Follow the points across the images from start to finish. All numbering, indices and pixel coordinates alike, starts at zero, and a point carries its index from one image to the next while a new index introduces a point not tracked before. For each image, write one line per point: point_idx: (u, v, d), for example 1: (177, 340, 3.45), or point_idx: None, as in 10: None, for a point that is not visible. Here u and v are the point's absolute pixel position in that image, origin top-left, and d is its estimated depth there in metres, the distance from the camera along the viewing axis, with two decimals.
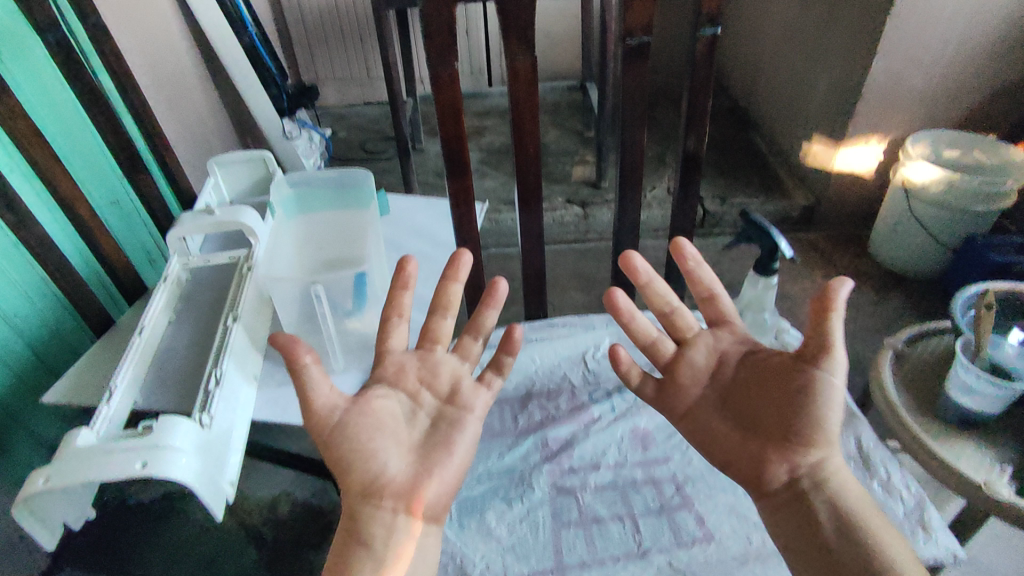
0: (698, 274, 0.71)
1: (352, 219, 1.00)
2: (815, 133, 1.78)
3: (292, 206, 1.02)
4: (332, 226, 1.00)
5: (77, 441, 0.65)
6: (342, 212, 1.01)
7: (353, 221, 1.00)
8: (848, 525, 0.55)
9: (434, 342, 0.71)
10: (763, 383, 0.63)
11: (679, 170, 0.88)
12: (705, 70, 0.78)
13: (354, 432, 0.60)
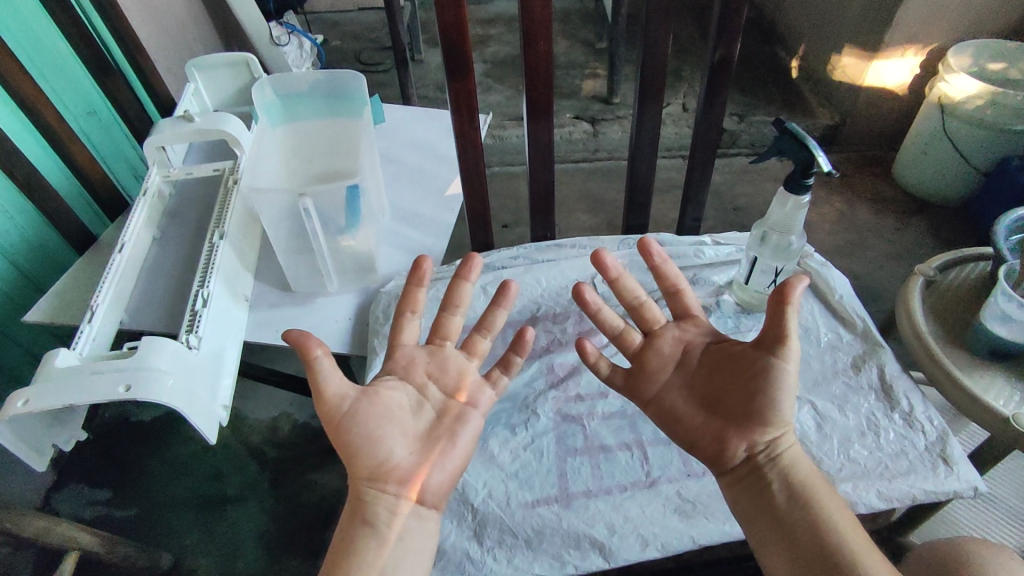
0: (666, 269, 0.64)
1: (345, 131, 0.93)
2: (847, 44, 1.64)
3: (278, 113, 0.94)
4: (325, 137, 0.93)
5: (57, 360, 0.62)
6: (334, 123, 0.94)
7: (346, 133, 0.92)
8: (800, 498, 0.51)
9: (443, 338, 0.62)
10: (726, 365, 0.57)
11: (706, 75, 0.79)
12: None
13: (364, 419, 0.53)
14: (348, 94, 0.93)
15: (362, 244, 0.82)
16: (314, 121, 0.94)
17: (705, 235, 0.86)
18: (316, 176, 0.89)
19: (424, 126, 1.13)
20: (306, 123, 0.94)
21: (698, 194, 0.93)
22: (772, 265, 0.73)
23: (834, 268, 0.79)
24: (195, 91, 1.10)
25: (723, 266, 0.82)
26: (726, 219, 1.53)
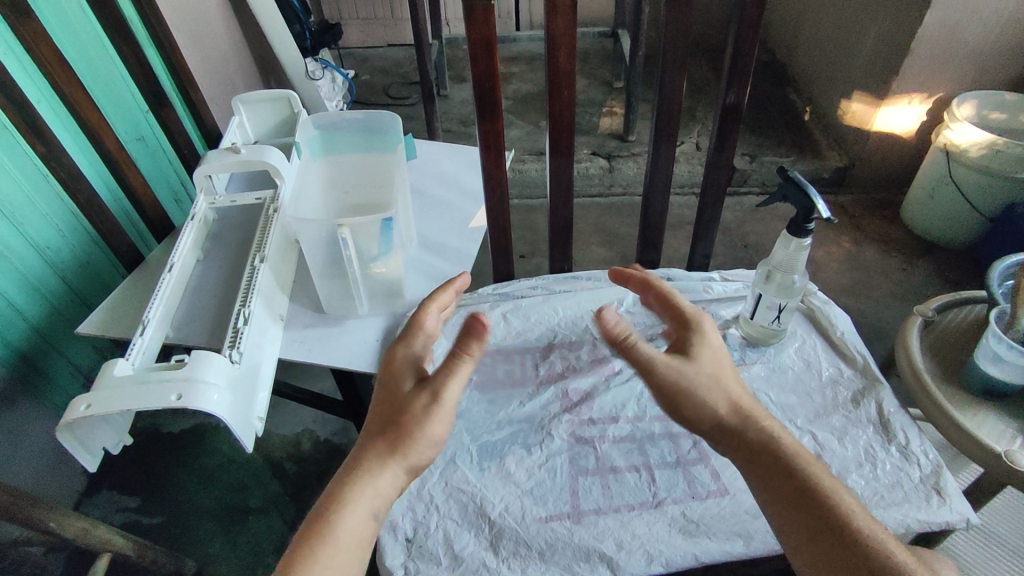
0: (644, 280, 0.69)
1: (378, 167, 0.99)
2: (856, 91, 1.70)
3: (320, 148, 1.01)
4: (360, 172, 1.00)
5: (114, 370, 0.67)
6: (370, 159, 1.00)
7: (380, 169, 0.99)
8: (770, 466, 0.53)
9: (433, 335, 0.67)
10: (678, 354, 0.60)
11: (717, 122, 0.84)
12: (755, 13, 0.73)
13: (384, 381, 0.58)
14: (382, 132, 1.00)
15: (390, 268, 0.87)
16: (352, 156, 1.01)
17: (715, 271, 0.91)
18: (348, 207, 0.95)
19: (451, 161, 1.21)
20: (344, 157, 1.01)
21: (709, 232, 0.98)
22: (776, 302, 0.76)
23: (837, 306, 0.83)
24: (238, 123, 1.19)
25: (731, 301, 0.86)
26: (736, 255, 1.58)
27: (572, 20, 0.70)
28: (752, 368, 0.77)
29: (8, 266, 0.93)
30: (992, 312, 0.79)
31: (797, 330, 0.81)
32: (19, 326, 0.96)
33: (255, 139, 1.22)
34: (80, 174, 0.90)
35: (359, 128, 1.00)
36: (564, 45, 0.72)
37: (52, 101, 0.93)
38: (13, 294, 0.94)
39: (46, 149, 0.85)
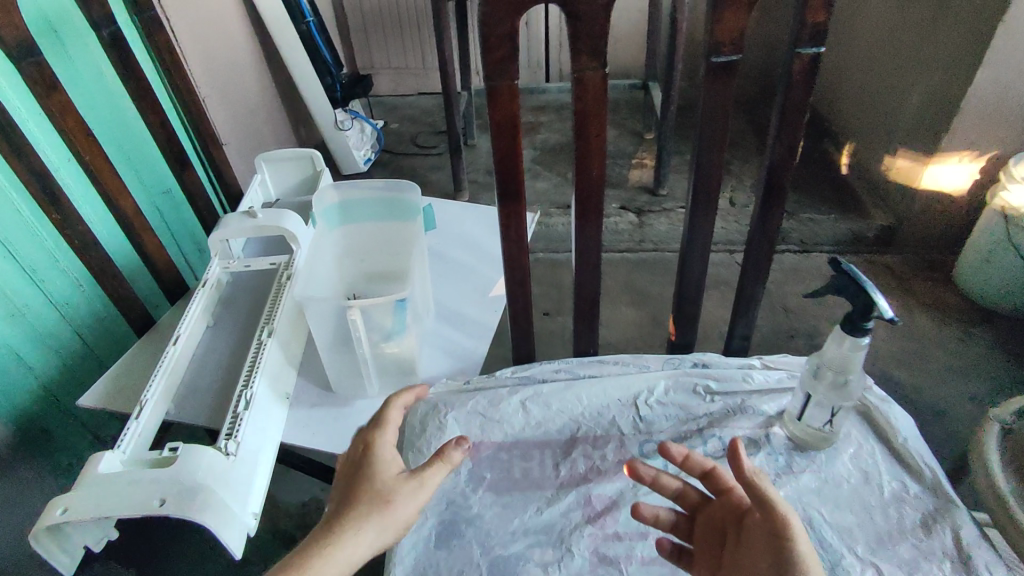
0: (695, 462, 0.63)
1: (395, 240, 0.98)
2: (901, 148, 1.63)
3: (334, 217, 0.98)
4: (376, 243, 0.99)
5: (100, 464, 0.63)
6: (386, 230, 0.99)
7: (396, 243, 0.98)
8: None
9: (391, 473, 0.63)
10: (751, 538, 0.55)
11: (761, 190, 0.71)
12: (804, 93, 0.63)
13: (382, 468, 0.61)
14: (398, 203, 0.97)
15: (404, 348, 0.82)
16: (367, 227, 0.99)
17: (755, 357, 0.82)
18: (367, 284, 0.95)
19: (473, 222, 1.17)
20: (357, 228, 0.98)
21: (748, 308, 0.83)
22: (828, 402, 0.68)
23: (896, 403, 0.73)
24: (260, 181, 1.18)
25: (776, 393, 0.76)
26: (775, 320, 1.48)
27: (602, 100, 0.62)
28: (802, 478, 0.68)
29: (22, 324, 0.91)
30: None
31: (852, 432, 0.71)
32: (30, 390, 0.93)
33: (277, 197, 1.21)
34: (94, 241, 0.89)
35: (374, 198, 0.97)
36: (595, 124, 0.64)
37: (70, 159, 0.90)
38: (25, 357, 0.92)
39: (61, 218, 0.83)
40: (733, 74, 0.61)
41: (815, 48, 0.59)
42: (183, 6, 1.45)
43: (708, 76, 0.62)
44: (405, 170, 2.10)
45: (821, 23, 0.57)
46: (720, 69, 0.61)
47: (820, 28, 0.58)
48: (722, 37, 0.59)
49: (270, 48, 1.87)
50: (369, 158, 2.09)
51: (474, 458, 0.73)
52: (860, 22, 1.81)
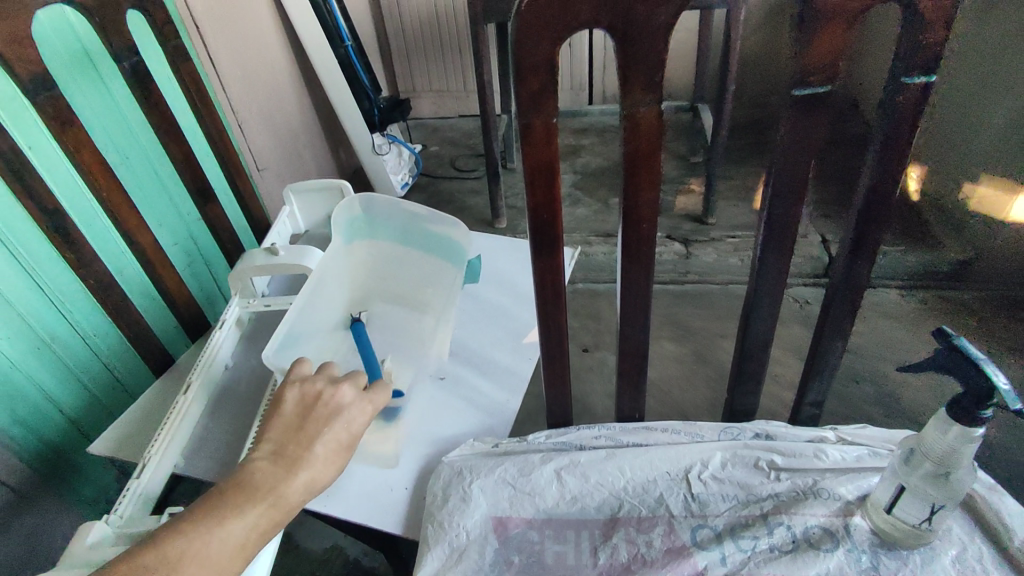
0: None
1: (417, 267, 0.92)
2: (986, 176, 1.49)
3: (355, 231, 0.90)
4: (396, 266, 0.91)
5: (89, 535, 0.57)
6: (409, 255, 0.92)
7: (419, 269, 0.92)
8: None
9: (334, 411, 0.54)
10: None
11: (851, 237, 0.59)
12: (907, 131, 0.52)
13: (327, 419, 0.53)
14: (429, 229, 0.90)
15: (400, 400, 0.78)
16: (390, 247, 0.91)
17: (828, 429, 0.71)
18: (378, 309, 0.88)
19: (508, 259, 1.09)
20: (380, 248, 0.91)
21: (824, 370, 0.72)
22: (929, 497, 0.56)
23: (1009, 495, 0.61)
24: (290, 214, 1.14)
25: (857, 477, 0.65)
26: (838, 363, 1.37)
27: (656, 140, 0.53)
28: None
29: None
30: None
31: (953, 528, 0.59)
32: None
33: (306, 228, 1.17)
34: (110, 277, 0.84)
35: (404, 218, 0.90)
36: (646, 168, 0.55)
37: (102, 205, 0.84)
38: None
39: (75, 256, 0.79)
40: (823, 107, 0.51)
41: (929, 77, 0.48)
42: (227, 48, 1.44)
43: (788, 113, 0.52)
44: (442, 195, 2.06)
45: (938, 45, 0.46)
46: (805, 102, 0.51)
47: (939, 50, 0.46)
48: (811, 62, 0.48)
49: (310, 73, 1.87)
50: (406, 182, 2.07)
51: (501, 536, 0.65)
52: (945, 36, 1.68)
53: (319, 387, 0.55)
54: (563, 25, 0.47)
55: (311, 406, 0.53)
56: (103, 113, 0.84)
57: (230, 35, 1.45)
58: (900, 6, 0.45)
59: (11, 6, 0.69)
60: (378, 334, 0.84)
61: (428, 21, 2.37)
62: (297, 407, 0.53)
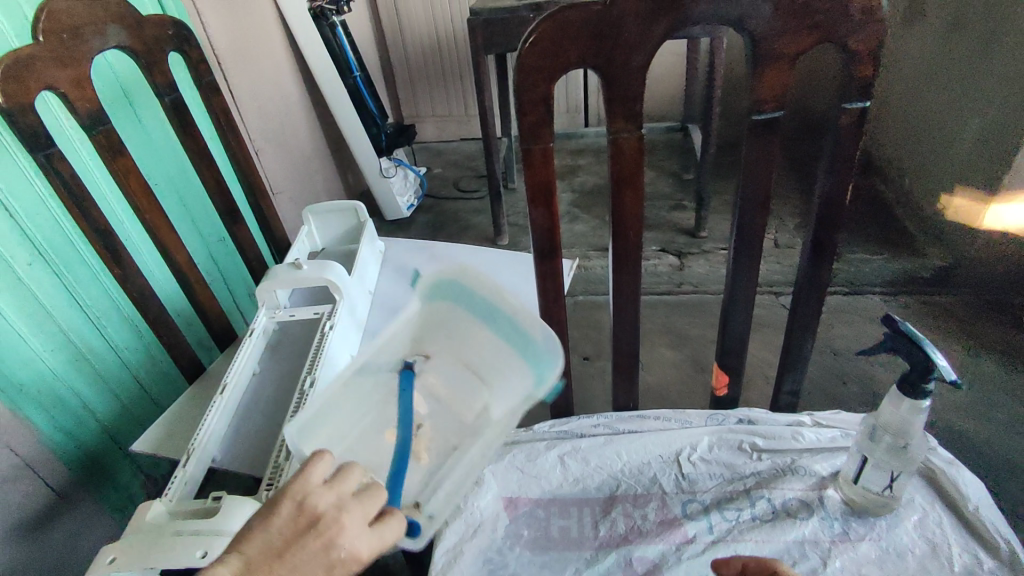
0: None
1: (499, 346, 0.57)
2: (961, 186, 1.58)
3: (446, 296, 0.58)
4: (482, 344, 0.57)
5: (149, 513, 0.65)
6: (484, 329, 0.57)
7: (499, 352, 0.57)
8: None
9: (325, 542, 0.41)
10: None
11: (811, 241, 0.67)
12: (851, 149, 0.61)
13: (313, 560, 0.40)
14: (515, 317, 0.56)
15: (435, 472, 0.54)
16: (473, 321, 0.58)
17: (804, 414, 0.78)
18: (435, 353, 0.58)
19: (510, 271, 1.17)
20: (466, 318, 0.58)
21: (798, 363, 0.79)
22: (887, 466, 0.64)
23: (967, 468, 0.67)
24: (308, 233, 1.22)
25: (828, 454, 0.72)
26: (826, 364, 1.46)
27: (639, 161, 0.62)
28: (860, 546, 0.63)
29: (90, 371, 0.96)
30: None
31: (915, 498, 0.66)
32: (92, 427, 0.97)
33: (323, 246, 1.25)
34: (151, 292, 0.92)
35: (488, 292, 0.56)
36: (631, 188, 0.64)
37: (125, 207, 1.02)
38: (88, 396, 0.96)
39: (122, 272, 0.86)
40: (776, 131, 0.60)
41: (863, 102, 0.57)
42: (245, 81, 1.54)
43: (748, 136, 0.61)
44: (447, 214, 2.16)
45: (869, 78, 0.56)
46: (762, 127, 0.60)
47: (869, 81, 0.56)
48: (766, 92, 0.58)
49: (320, 102, 1.98)
50: (412, 204, 2.17)
51: (511, 513, 0.72)
52: (913, 59, 1.82)
53: (324, 503, 0.42)
54: (556, 67, 0.55)
55: (306, 529, 0.41)
56: (137, 136, 1.06)
57: (248, 69, 1.56)
58: (836, 45, 0.55)
59: (74, 53, 0.78)
60: (432, 385, 0.57)
61: (430, 51, 2.50)
62: (291, 522, 0.41)
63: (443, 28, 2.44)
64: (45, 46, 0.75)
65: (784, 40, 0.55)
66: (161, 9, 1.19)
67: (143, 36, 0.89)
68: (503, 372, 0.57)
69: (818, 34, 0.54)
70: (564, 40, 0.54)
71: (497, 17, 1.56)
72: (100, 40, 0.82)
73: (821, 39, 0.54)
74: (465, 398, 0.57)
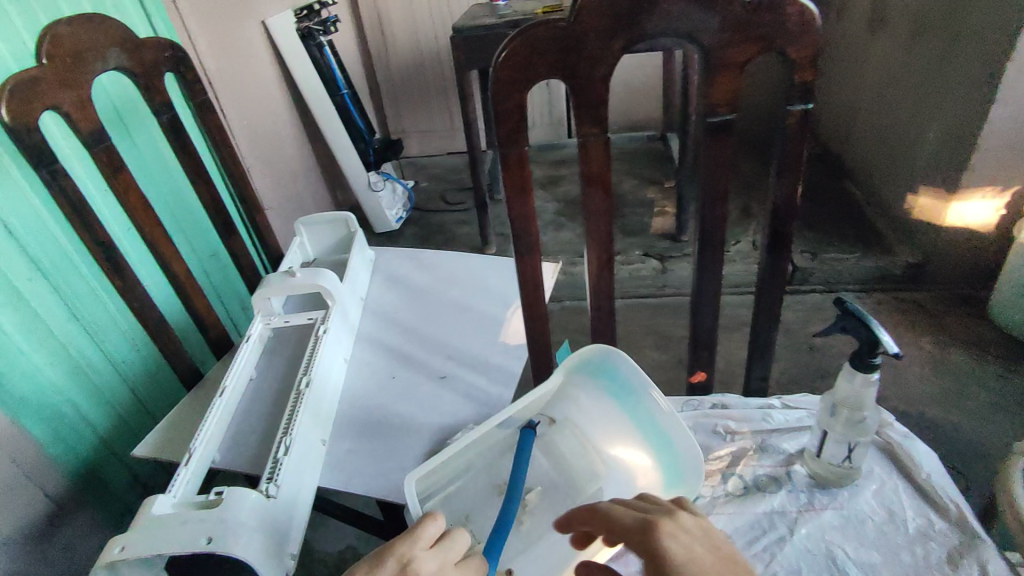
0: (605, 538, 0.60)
1: (623, 437, 0.78)
2: (923, 186, 1.65)
3: (590, 378, 0.79)
4: (608, 429, 0.79)
5: (153, 507, 0.67)
6: (614, 421, 0.78)
7: (619, 441, 0.78)
8: None
9: None
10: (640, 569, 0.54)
11: (768, 233, 0.73)
12: (798, 147, 0.67)
13: None
14: (652, 420, 0.75)
15: (534, 524, 0.74)
16: (608, 409, 0.79)
17: (774, 397, 0.83)
18: (562, 425, 0.80)
19: (494, 274, 1.22)
20: (599, 404, 0.79)
21: (766, 350, 0.84)
22: (844, 439, 0.69)
23: (921, 441, 0.73)
24: (300, 244, 1.27)
25: (794, 432, 0.78)
26: (801, 359, 1.55)
27: (606, 162, 0.67)
28: (824, 514, 0.68)
29: (86, 381, 0.99)
30: None
31: (874, 469, 0.71)
32: (90, 437, 0.99)
33: (314, 256, 1.30)
34: (151, 301, 0.95)
35: (635, 392, 0.76)
36: (600, 186, 0.69)
37: (121, 218, 1.07)
38: (86, 407, 0.99)
39: (122, 283, 0.90)
40: (729, 132, 0.66)
41: (805, 104, 0.64)
42: (235, 100, 1.59)
43: (705, 136, 0.67)
44: (435, 226, 2.22)
45: (809, 82, 0.62)
46: (716, 128, 0.66)
47: (809, 85, 0.63)
48: (718, 97, 0.64)
49: (308, 120, 2.03)
50: (401, 217, 2.23)
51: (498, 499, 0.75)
52: (878, 67, 1.92)
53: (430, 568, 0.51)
54: (527, 80, 0.61)
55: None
56: (131, 151, 1.10)
57: (238, 88, 1.61)
58: (779, 53, 0.61)
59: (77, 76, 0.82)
60: (549, 448, 0.80)
61: (415, 68, 2.57)
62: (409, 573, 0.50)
63: (427, 46, 2.52)
64: (50, 70, 0.79)
65: (730, 50, 0.61)
66: (152, 32, 1.24)
67: (141, 58, 0.94)
68: (617, 452, 0.78)
69: (762, 44, 0.60)
70: (533, 55, 0.60)
71: (477, 33, 1.62)
72: (101, 63, 0.86)
73: (765, 49, 0.61)
74: (577, 468, 0.78)
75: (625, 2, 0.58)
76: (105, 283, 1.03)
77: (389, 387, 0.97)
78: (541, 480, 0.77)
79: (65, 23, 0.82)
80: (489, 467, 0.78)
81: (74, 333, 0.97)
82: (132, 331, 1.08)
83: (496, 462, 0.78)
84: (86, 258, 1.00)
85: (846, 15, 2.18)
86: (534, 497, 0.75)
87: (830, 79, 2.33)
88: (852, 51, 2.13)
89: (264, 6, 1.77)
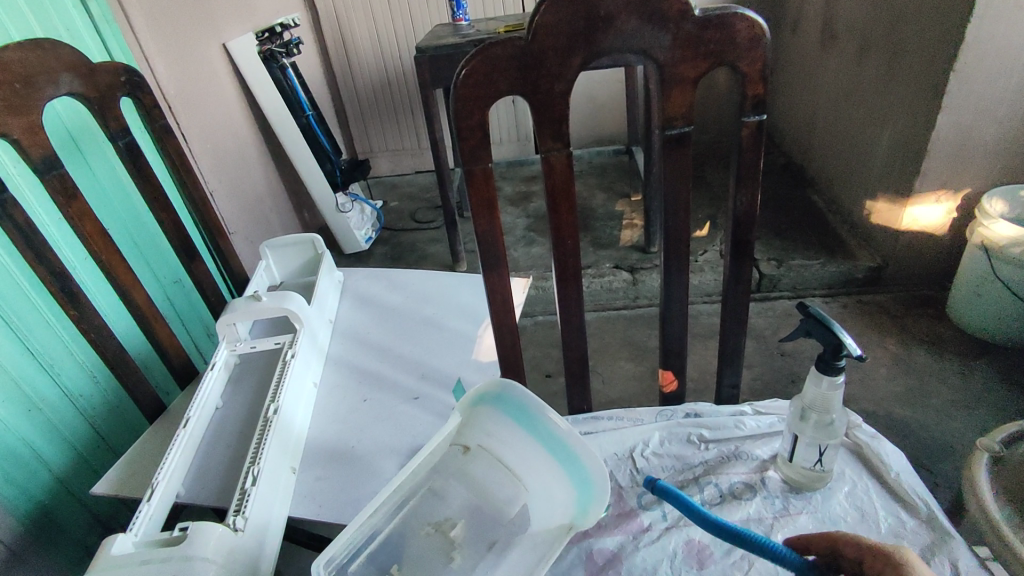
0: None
1: (541, 462, 0.69)
2: (879, 192, 1.71)
3: (489, 403, 0.72)
4: (523, 455, 0.70)
5: (112, 548, 0.63)
6: (525, 446, 0.70)
7: (537, 464, 0.69)
8: None
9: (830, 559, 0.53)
10: None
11: (730, 240, 0.74)
12: (754, 157, 0.69)
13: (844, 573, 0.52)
14: (557, 436, 0.67)
15: (469, 559, 0.63)
16: (514, 432, 0.70)
17: (745, 404, 0.84)
18: (478, 455, 0.71)
19: (464, 290, 1.21)
20: (507, 429, 0.71)
21: (735, 357, 0.85)
22: (815, 442, 0.69)
23: (888, 441, 0.75)
24: (266, 267, 1.25)
25: (767, 439, 0.78)
26: (774, 364, 1.58)
27: (569, 177, 0.68)
28: (800, 520, 0.68)
29: (40, 419, 0.94)
30: (986, 459, 0.82)
31: (845, 471, 0.73)
32: (43, 477, 0.94)
33: (281, 279, 1.27)
34: (109, 332, 0.91)
35: (534, 413, 0.69)
36: (564, 199, 0.69)
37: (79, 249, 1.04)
38: (39, 446, 0.94)
39: (78, 314, 0.86)
40: (686, 144, 0.67)
41: (758, 115, 0.66)
42: (196, 123, 1.56)
43: (663, 149, 0.68)
44: (406, 245, 2.20)
45: (760, 95, 0.64)
46: (674, 141, 0.67)
47: (760, 98, 0.64)
48: (673, 111, 0.65)
49: (274, 142, 2.01)
50: (371, 236, 2.22)
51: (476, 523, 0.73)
52: (832, 78, 1.99)
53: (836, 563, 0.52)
54: (487, 97, 0.61)
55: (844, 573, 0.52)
56: (88, 180, 1.07)
57: (199, 111, 1.58)
58: (729, 68, 0.63)
59: (27, 101, 0.79)
60: (469, 480, 0.69)
61: (382, 88, 2.58)
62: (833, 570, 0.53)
63: (393, 67, 2.53)
64: None
65: (683, 66, 0.63)
66: (107, 56, 1.21)
67: (94, 82, 0.91)
68: (537, 474, 0.68)
69: (712, 59, 0.62)
70: (493, 72, 0.60)
71: (443, 52, 1.63)
72: (52, 87, 0.84)
73: (715, 64, 0.62)
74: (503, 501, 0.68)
75: (580, 21, 0.59)
76: (62, 317, 0.99)
77: (360, 410, 0.95)
78: (467, 513, 0.67)
79: (13, 47, 0.79)
80: (409, 515, 0.66)
81: (28, 370, 0.93)
82: (90, 365, 1.04)
83: (418, 503, 0.67)
84: (41, 293, 0.96)
85: (799, 30, 2.27)
86: (459, 532, 0.65)
87: (788, 91, 2.41)
88: (807, 64, 2.20)
89: (224, 30, 1.75)
